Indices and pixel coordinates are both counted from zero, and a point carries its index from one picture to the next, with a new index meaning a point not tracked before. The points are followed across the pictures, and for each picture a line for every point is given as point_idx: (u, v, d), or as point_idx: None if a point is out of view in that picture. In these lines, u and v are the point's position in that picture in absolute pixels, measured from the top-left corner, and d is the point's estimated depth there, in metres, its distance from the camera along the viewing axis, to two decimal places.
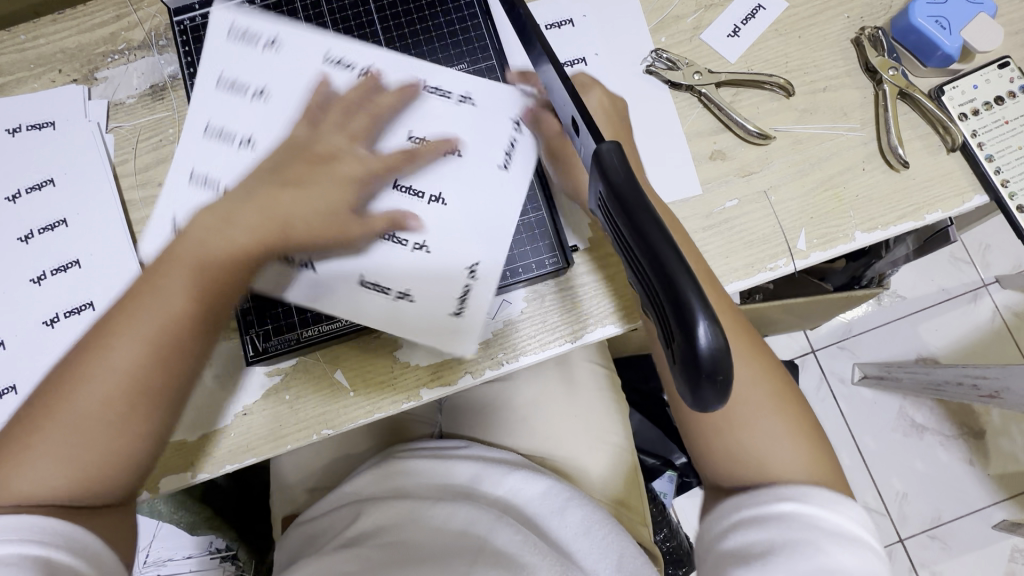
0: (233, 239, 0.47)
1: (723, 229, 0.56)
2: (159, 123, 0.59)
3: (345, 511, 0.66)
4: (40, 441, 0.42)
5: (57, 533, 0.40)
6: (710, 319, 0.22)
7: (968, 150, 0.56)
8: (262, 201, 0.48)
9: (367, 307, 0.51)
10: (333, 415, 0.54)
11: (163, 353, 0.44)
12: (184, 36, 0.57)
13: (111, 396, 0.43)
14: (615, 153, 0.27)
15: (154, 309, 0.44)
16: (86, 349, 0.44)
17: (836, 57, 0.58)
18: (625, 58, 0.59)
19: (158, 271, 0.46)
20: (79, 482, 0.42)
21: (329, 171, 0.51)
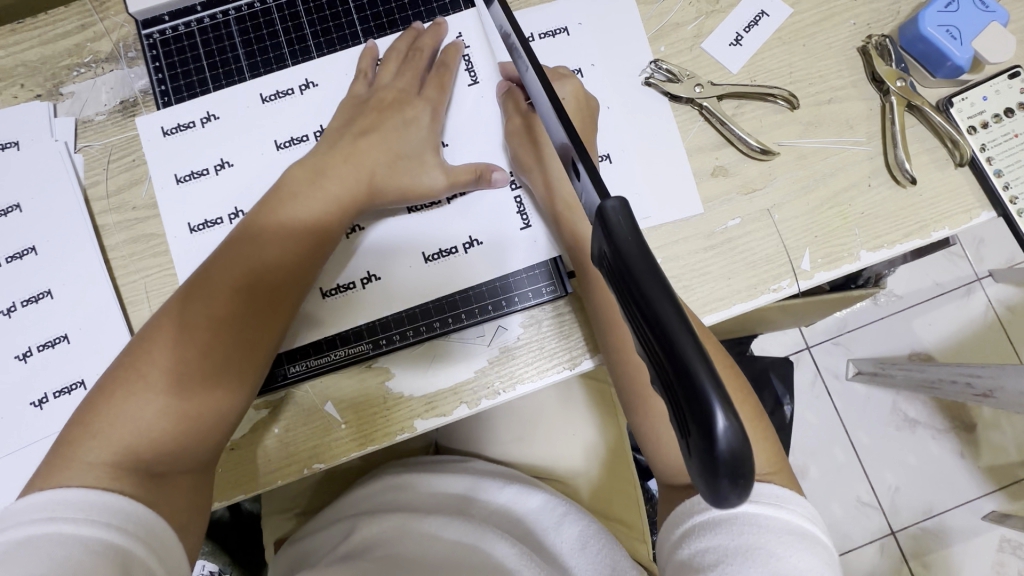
0: (327, 190, 0.49)
1: (725, 249, 0.54)
2: (131, 142, 0.56)
3: (338, 528, 0.64)
4: (127, 406, 0.43)
5: (123, 515, 0.39)
6: (727, 411, 0.20)
7: (977, 164, 0.54)
8: (345, 152, 0.51)
9: (428, 277, 0.53)
10: (324, 449, 0.52)
11: (258, 305, 0.46)
12: (155, 51, 0.56)
13: (209, 346, 0.45)
14: (620, 212, 0.25)
15: (253, 261, 0.47)
16: (171, 319, 0.45)
17: (842, 66, 0.56)
18: (623, 69, 0.56)
19: (255, 226, 0.48)
20: (168, 440, 0.43)
21: (403, 116, 0.53)
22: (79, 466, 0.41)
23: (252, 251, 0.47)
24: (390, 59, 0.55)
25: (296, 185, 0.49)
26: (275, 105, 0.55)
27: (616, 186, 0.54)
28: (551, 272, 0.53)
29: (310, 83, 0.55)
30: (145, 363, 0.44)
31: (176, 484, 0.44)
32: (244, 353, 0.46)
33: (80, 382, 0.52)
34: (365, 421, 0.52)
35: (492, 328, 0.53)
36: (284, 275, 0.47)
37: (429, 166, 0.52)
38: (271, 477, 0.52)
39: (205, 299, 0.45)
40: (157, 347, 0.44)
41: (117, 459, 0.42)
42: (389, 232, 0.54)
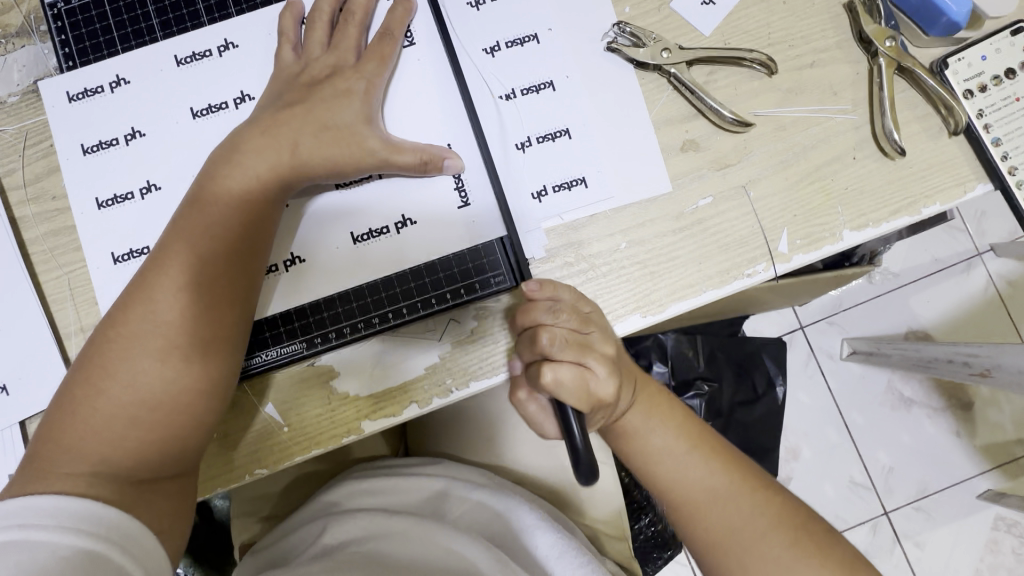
0: (257, 169, 0.45)
1: (696, 231, 0.49)
2: (47, 125, 0.51)
3: (309, 526, 0.62)
4: (92, 419, 0.41)
5: (94, 519, 0.38)
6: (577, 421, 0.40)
7: (973, 132, 0.49)
8: (269, 126, 0.46)
9: (361, 265, 0.49)
10: (267, 455, 0.49)
11: (212, 299, 0.43)
12: (59, 22, 0.51)
13: (167, 347, 0.41)
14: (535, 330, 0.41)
15: (197, 253, 0.43)
16: (120, 324, 0.42)
17: (825, 26, 0.50)
18: (583, 33, 0.51)
19: (192, 214, 0.44)
20: (143, 448, 0.41)
21: (332, 88, 0.47)
22: (51, 482, 0.39)
23: (188, 242, 0.43)
24: (316, 29, 0.49)
25: (216, 166, 0.45)
26: (191, 70, 0.50)
27: (576, 164, 0.50)
28: (504, 258, 0.49)
29: (229, 45, 0.50)
30: (104, 374, 0.41)
31: (162, 490, 0.42)
32: (210, 345, 0.43)
33: (2, 387, 0.49)
34: (309, 423, 0.49)
35: (443, 323, 0.49)
36: (233, 262, 0.44)
37: (365, 140, 0.47)
38: (210, 484, 0.49)
39: (151, 299, 0.42)
40: (115, 354, 0.41)
41: (94, 471, 0.40)
42: (320, 221, 0.49)
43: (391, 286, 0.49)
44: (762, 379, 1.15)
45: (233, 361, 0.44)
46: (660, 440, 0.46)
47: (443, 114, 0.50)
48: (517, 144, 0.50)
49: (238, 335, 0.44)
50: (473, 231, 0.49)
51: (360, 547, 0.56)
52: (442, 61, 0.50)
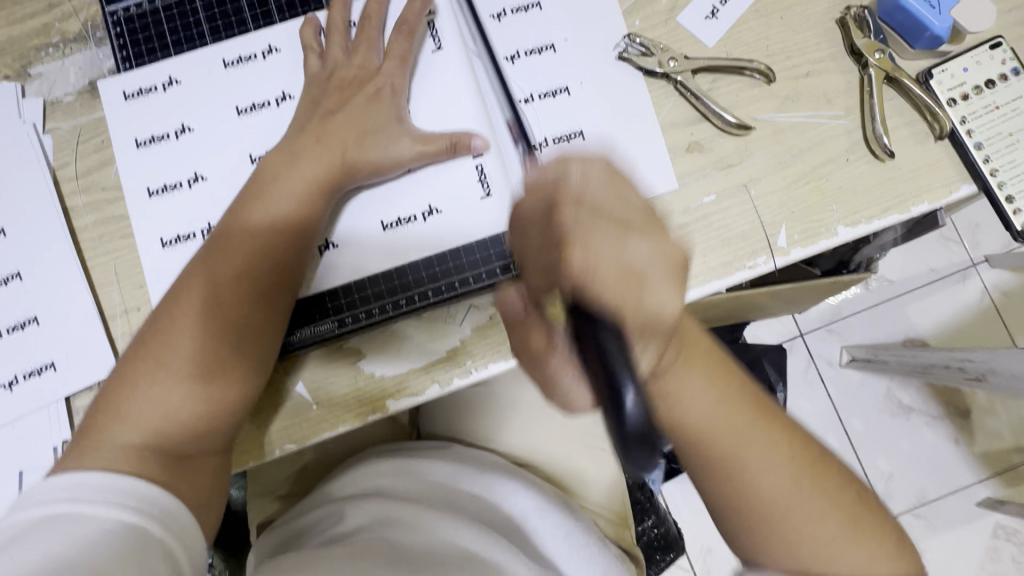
0: (309, 171, 0.49)
1: (701, 225, 0.53)
2: (99, 123, 0.55)
3: (321, 511, 0.64)
4: (137, 401, 0.43)
5: (138, 495, 0.40)
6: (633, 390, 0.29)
7: (957, 137, 0.53)
8: (316, 132, 0.50)
9: (388, 249, 0.52)
10: (296, 431, 0.52)
11: (264, 291, 0.47)
12: (118, 29, 0.55)
13: (223, 334, 0.45)
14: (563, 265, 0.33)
15: (255, 248, 0.47)
16: (173, 311, 0.45)
17: (820, 40, 0.55)
18: (596, 44, 0.55)
19: (248, 212, 0.48)
20: (190, 426, 0.44)
21: (365, 93, 0.52)
22: (103, 453, 0.42)
23: (245, 238, 0.47)
24: (335, 37, 0.54)
25: (275, 171, 0.49)
26: (238, 72, 0.54)
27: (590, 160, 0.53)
28: None
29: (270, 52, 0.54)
30: (152, 357, 0.44)
31: (200, 467, 0.45)
32: (257, 339, 0.46)
33: (49, 364, 0.52)
34: (337, 403, 0.52)
35: (463, 308, 0.53)
36: (284, 258, 0.47)
37: (398, 142, 0.51)
38: (242, 458, 0.52)
39: (209, 288, 0.45)
40: (160, 340, 0.44)
41: (144, 444, 0.43)
42: (350, 210, 0.53)
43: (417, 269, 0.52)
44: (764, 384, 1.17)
45: (272, 352, 0.48)
46: (705, 409, 0.42)
47: (465, 115, 0.54)
48: (535, 143, 0.54)
49: (280, 329, 0.48)
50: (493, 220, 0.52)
51: (371, 535, 0.57)
52: (465, 67, 0.54)
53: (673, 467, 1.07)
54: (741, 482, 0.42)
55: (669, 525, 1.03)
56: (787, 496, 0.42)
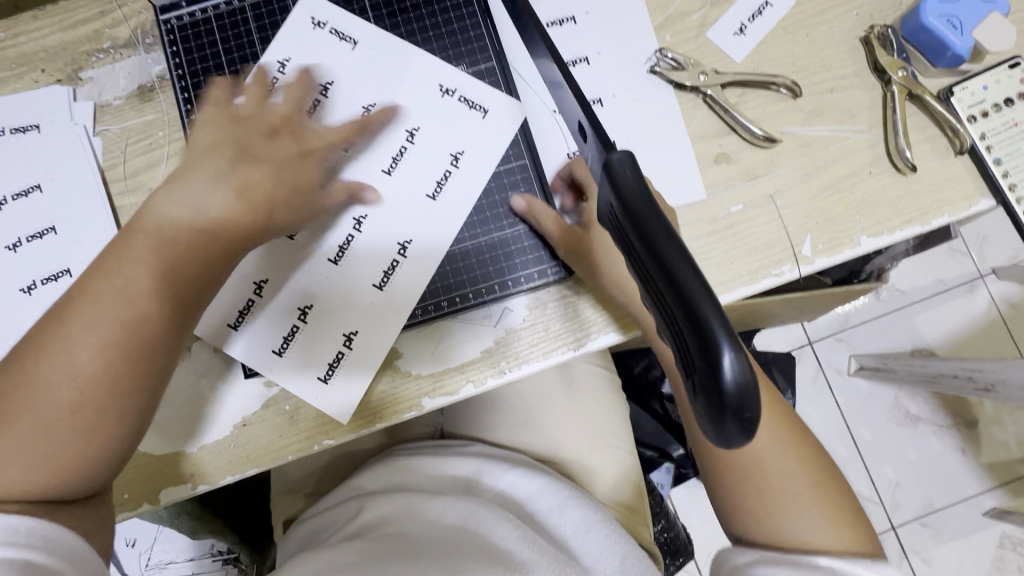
0: (198, 216, 0.45)
1: (728, 234, 0.55)
2: (148, 126, 0.57)
3: (346, 506, 0.65)
4: (1, 443, 0.39)
5: (11, 528, 0.38)
6: (734, 347, 0.21)
7: (976, 153, 0.55)
8: (236, 179, 0.47)
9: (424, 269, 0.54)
10: (333, 426, 0.53)
11: (130, 341, 0.41)
12: (171, 36, 0.57)
13: (85, 383, 0.40)
14: (626, 163, 0.25)
15: (117, 290, 0.41)
16: (50, 337, 0.41)
17: (844, 57, 0.57)
18: (628, 57, 0.57)
19: (117, 249, 0.43)
20: (54, 474, 0.40)
21: (292, 143, 0.51)
22: None
23: (89, 277, 0.42)
24: (289, 90, 0.53)
25: (168, 210, 0.45)
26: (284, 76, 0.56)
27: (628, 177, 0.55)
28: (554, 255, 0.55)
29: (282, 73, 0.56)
30: (22, 385, 0.40)
31: (72, 510, 0.42)
32: (125, 389, 0.41)
33: None
34: (374, 399, 0.54)
35: (498, 310, 0.54)
36: (173, 307, 0.43)
37: (302, 194, 0.50)
38: (282, 452, 0.53)
39: (85, 326, 0.41)
40: (26, 385, 0.40)
41: (4, 491, 0.38)
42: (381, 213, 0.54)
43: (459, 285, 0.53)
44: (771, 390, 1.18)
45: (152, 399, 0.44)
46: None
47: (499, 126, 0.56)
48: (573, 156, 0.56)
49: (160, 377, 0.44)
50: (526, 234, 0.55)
51: (393, 528, 0.59)
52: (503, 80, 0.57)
53: (682, 471, 1.08)
54: (747, 470, 0.46)
55: (679, 530, 1.04)
56: (773, 455, 0.46)
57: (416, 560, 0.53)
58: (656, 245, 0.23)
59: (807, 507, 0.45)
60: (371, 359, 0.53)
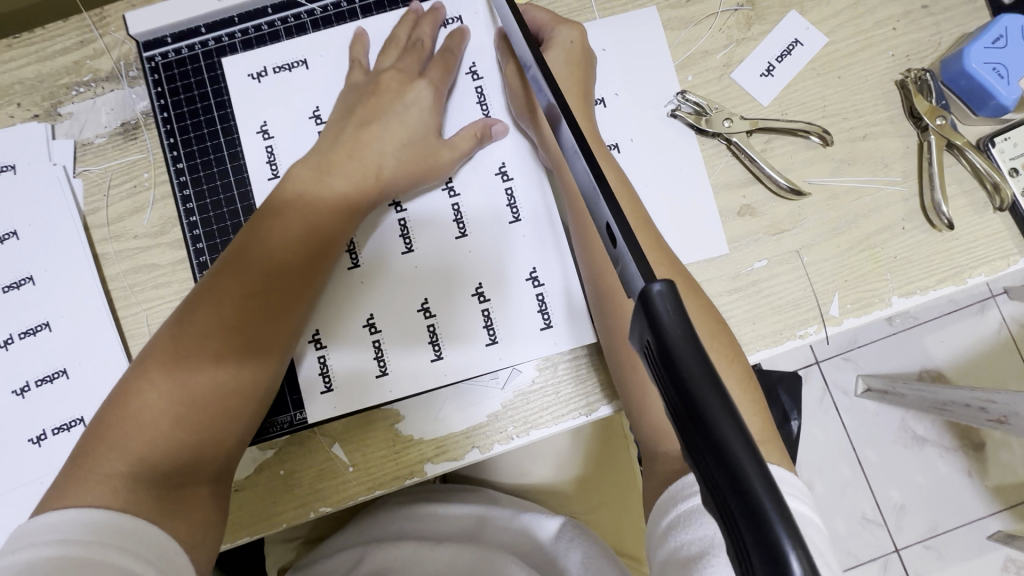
0: (332, 187, 0.47)
1: (752, 292, 0.52)
2: (132, 167, 0.53)
3: (346, 554, 0.62)
4: (130, 425, 0.41)
5: (130, 537, 0.37)
6: (802, 557, 0.18)
7: (1017, 209, 0.51)
8: (348, 143, 0.49)
9: (434, 286, 0.51)
10: (330, 492, 0.50)
11: (272, 306, 0.45)
12: (156, 75, 0.53)
13: (224, 350, 0.43)
14: (668, 299, 0.22)
15: (264, 259, 0.45)
16: (196, 313, 0.44)
17: (877, 101, 0.53)
18: (647, 99, 0.53)
19: (261, 223, 0.46)
20: (185, 446, 0.42)
21: (402, 100, 0.51)
22: (96, 478, 0.39)
23: (232, 259, 0.45)
24: (388, 48, 0.53)
25: (301, 182, 0.48)
26: (277, 115, 0.53)
27: None
28: (570, 306, 0.51)
29: (267, 130, 0.53)
30: (159, 363, 0.42)
31: (191, 497, 0.42)
32: (259, 356, 0.45)
33: (78, 419, 0.50)
34: (374, 463, 0.51)
35: (506, 372, 0.51)
36: (308, 270, 0.46)
37: (433, 154, 0.50)
38: (276, 520, 0.50)
39: (221, 299, 0.44)
40: (162, 363, 0.42)
41: (134, 469, 0.40)
42: (391, 265, 0.52)
43: (469, 325, 0.51)
44: (778, 410, 1.12)
45: (277, 369, 0.46)
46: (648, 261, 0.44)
47: (512, 133, 0.53)
48: None
49: (285, 348, 0.46)
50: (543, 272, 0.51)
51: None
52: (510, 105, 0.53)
53: None
54: None
55: None
56: None
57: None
58: (705, 410, 0.21)
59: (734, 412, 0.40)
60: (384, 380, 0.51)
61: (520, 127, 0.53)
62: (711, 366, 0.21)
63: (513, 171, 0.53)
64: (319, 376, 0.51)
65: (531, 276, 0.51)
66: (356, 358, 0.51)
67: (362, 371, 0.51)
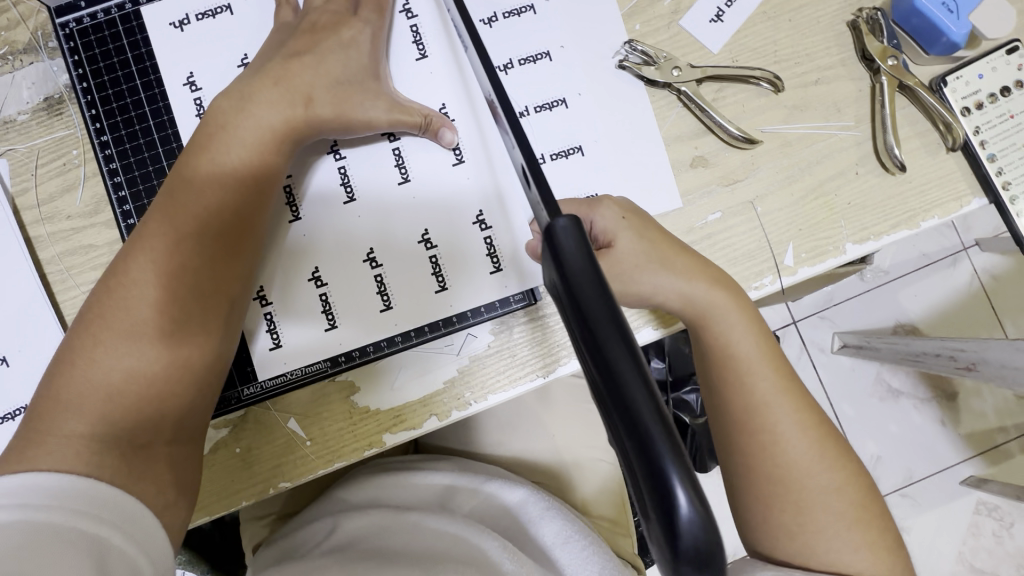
0: (259, 120, 0.45)
1: (706, 245, 0.51)
2: (59, 144, 0.51)
3: (321, 522, 0.61)
4: (80, 384, 0.41)
5: (101, 505, 0.37)
6: (687, 484, 0.19)
7: (969, 149, 0.51)
8: (275, 74, 0.46)
9: (374, 236, 0.50)
10: (288, 468, 0.50)
11: (211, 252, 0.43)
12: (72, 43, 0.50)
13: (166, 300, 0.42)
14: (570, 230, 0.23)
15: (199, 205, 0.43)
16: (134, 264, 0.42)
17: (830, 44, 0.52)
18: (594, 50, 0.51)
19: (189, 167, 0.44)
20: (140, 402, 0.41)
21: (339, 39, 0.48)
22: (54, 441, 0.39)
23: (165, 208, 0.43)
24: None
25: (225, 116, 0.45)
26: (203, 73, 0.50)
27: (574, 132, 0.51)
28: (518, 251, 0.50)
29: (194, 82, 0.50)
30: (104, 317, 0.42)
31: (158, 458, 0.41)
32: (206, 304, 0.43)
33: (23, 407, 0.49)
34: (331, 437, 0.50)
35: (460, 336, 0.50)
36: (248, 212, 0.45)
37: (371, 91, 0.48)
38: (234, 497, 0.50)
39: (156, 250, 0.42)
40: (105, 321, 0.42)
41: (95, 428, 0.40)
42: (335, 228, 0.50)
43: (417, 274, 0.50)
44: None
45: (228, 317, 0.45)
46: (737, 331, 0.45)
47: (452, 73, 0.51)
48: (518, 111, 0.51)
49: (233, 295, 0.45)
50: (490, 215, 0.50)
51: (369, 544, 0.56)
52: (448, 46, 0.51)
53: None
54: (780, 486, 0.44)
55: None
56: (813, 473, 0.44)
57: (392, 568, 0.51)
58: (608, 357, 0.21)
59: (843, 530, 0.43)
60: (331, 336, 0.50)
61: (460, 66, 0.51)
62: (618, 317, 0.21)
63: (454, 111, 0.51)
64: (266, 331, 0.50)
65: (477, 220, 0.50)
66: (304, 313, 0.50)
67: (310, 326, 0.50)
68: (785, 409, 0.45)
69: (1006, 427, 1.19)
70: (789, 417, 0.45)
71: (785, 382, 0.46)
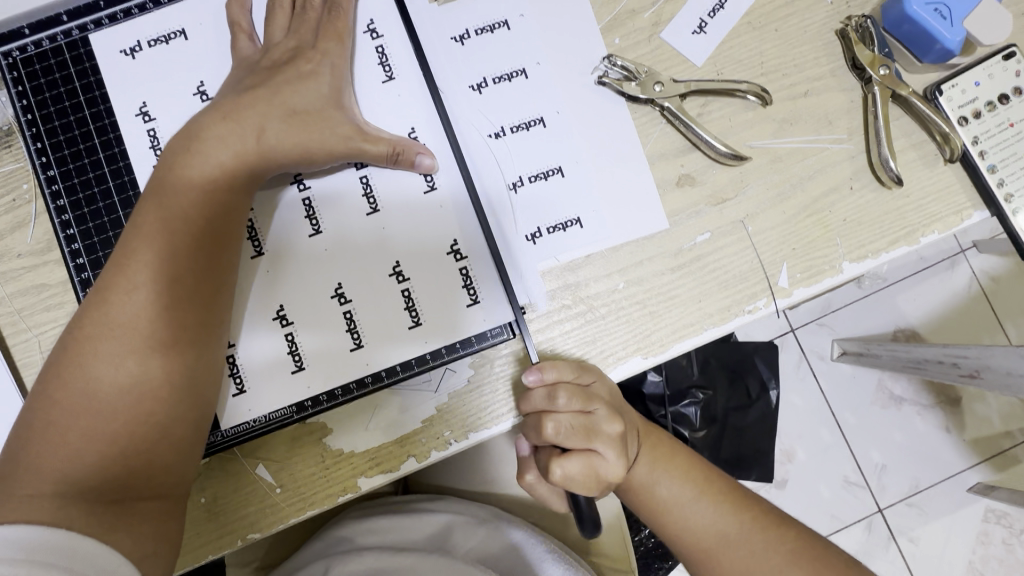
0: (216, 153, 0.43)
1: (695, 268, 0.48)
2: (9, 178, 0.48)
3: (313, 567, 0.57)
4: (49, 442, 0.38)
5: (72, 552, 0.35)
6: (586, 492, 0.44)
7: (969, 160, 0.48)
8: (229, 110, 0.44)
9: (347, 269, 0.47)
10: (258, 517, 0.47)
11: (180, 289, 0.41)
12: (14, 72, 0.47)
13: (135, 343, 0.39)
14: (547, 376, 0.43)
15: (165, 238, 0.41)
16: (93, 321, 0.40)
17: (817, 54, 0.50)
18: (572, 67, 0.49)
19: (152, 202, 0.42)
20: (111, 454, 0.38)
21: (297, 72, 0.45)
22: (18, 504, 0.36)
23: (130, 246, 0.41)
24: (275, 14, 0.47)
25: (178, 154, 0.43)
26: (156, 104, 0.48)
27: (553, 154, 0.48)
28: (498, 284, 0.47)
29: (147, 112, 0.48)
30: (70, 367, 0.39)
31: (135, 511, 0.39)
32: (179, 344, 0.40)
33: None
34: (302, 484, 0.47)
35: (438, 372, 0.47)
36: (217, 244, 0.42)
37: (334, 121, 0.45)
38: (201, 551, 0.46)
39: (122, 292, 0.40)
40: (73, 370, 0.39)
41: (62, 487, 0.37)
42: (302, 264, 0.47)
43: (390, 308, 0.47)
44: (756, 383, 1.10)
45: (207, 357, 0.42)
46: (670, 489, 0.46)
47: (419, 96, 0.48)
48: (493, 134, 0.48)
49: (208, 331, 0.42)
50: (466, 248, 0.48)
51: None
52: (416, 66, 0.48)
53: None
54: None
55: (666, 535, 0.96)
56: None
57: None
58: None
59: None
60: (299, 381, 0.47)
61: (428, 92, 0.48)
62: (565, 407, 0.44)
63: (425, 135, 0.48)
64: (230, 377, 0.46)
65: (453, 249, 0.47)
66: (271, 354, 0.47)
67: (278, 368, 0.47)
68: (742, 530, 0.44)
69: (1011, 432, 1.16)
70: (746, 549, 0.43)
71: (731, 511, 0.45)
